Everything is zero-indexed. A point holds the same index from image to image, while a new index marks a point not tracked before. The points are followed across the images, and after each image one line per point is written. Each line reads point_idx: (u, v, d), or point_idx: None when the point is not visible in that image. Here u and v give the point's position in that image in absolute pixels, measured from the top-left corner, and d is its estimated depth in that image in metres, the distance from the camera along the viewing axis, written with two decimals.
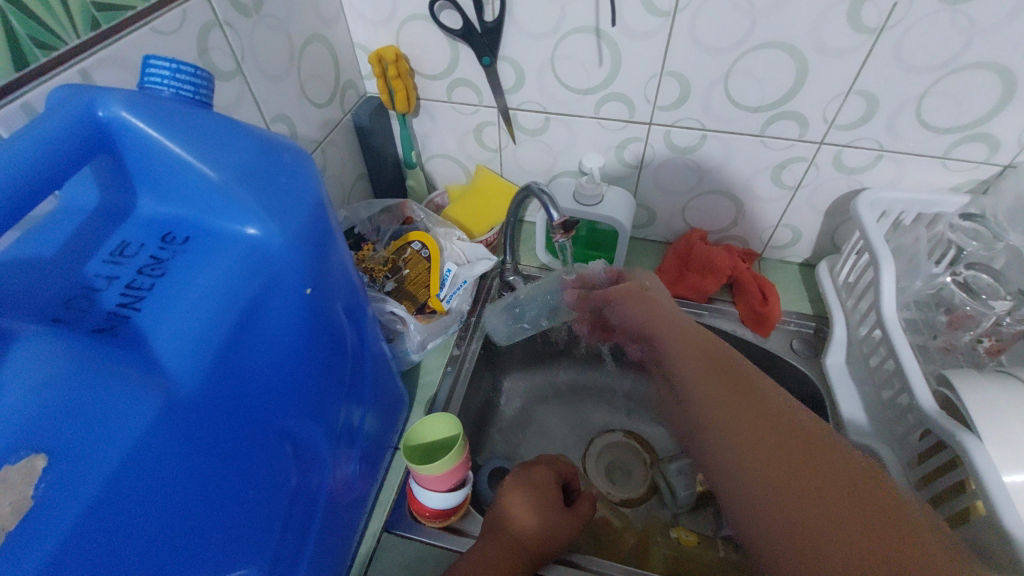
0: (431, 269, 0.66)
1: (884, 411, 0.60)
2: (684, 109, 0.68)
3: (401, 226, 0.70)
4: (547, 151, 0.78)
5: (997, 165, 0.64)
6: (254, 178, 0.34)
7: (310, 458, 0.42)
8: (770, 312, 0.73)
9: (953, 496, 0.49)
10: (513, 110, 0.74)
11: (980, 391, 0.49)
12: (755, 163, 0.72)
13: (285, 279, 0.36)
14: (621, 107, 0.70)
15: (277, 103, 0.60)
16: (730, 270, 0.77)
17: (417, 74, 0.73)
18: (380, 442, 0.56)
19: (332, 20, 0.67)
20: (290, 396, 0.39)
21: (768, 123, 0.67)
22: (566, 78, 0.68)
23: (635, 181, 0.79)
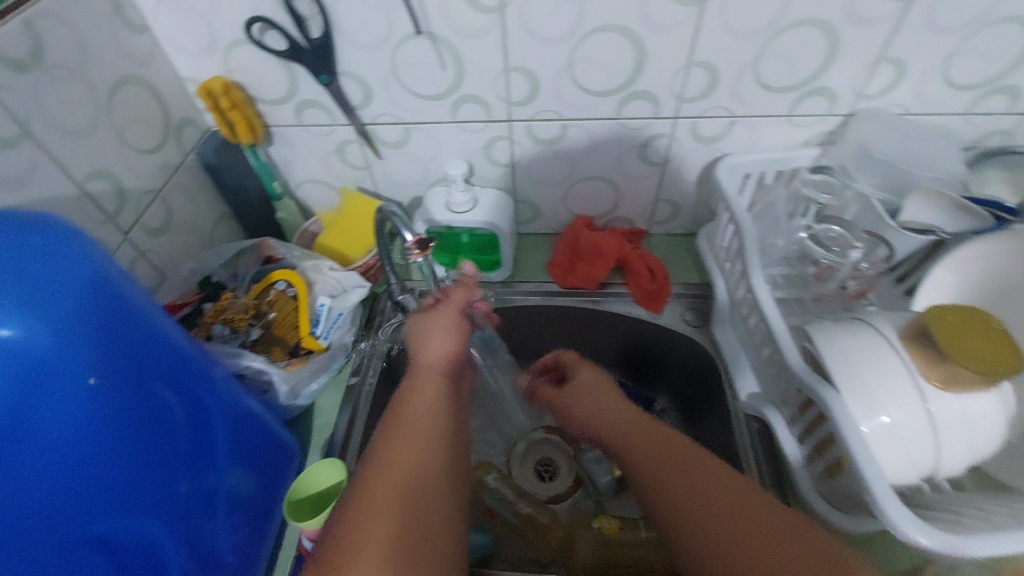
0: (298, 306, 0.71)
1: (767, 370, 0.63)
2: (540, 101, 0.68)
3: (263, 266, 0.76)
4: (416, 162, 0.77)
5: (839, 115, 0.68)
6: (7, 286, 0.37)
7: (137, 536, 0.47)
8: (661, 287, 0.77)
9: (825, 446, 0.52)
10: (369, 125, 0.73)
11: (837, 344, 0.53)
12: (619, 144, 0.73)
13: (61, 376, 0.40)
14: (476, 107, 0.69)
15: (90, 159, 0.58)
16: (617, 253, 0.79)
17: (254, 100, 0.72)
18: (253, 502, 0.61)
19: (145, 58, 0.65)
20: (102, 477, 0.44)
21: (623, 105, 0.67)
22: (412, 84, 0.67)
23: (512, 179, 0.79)
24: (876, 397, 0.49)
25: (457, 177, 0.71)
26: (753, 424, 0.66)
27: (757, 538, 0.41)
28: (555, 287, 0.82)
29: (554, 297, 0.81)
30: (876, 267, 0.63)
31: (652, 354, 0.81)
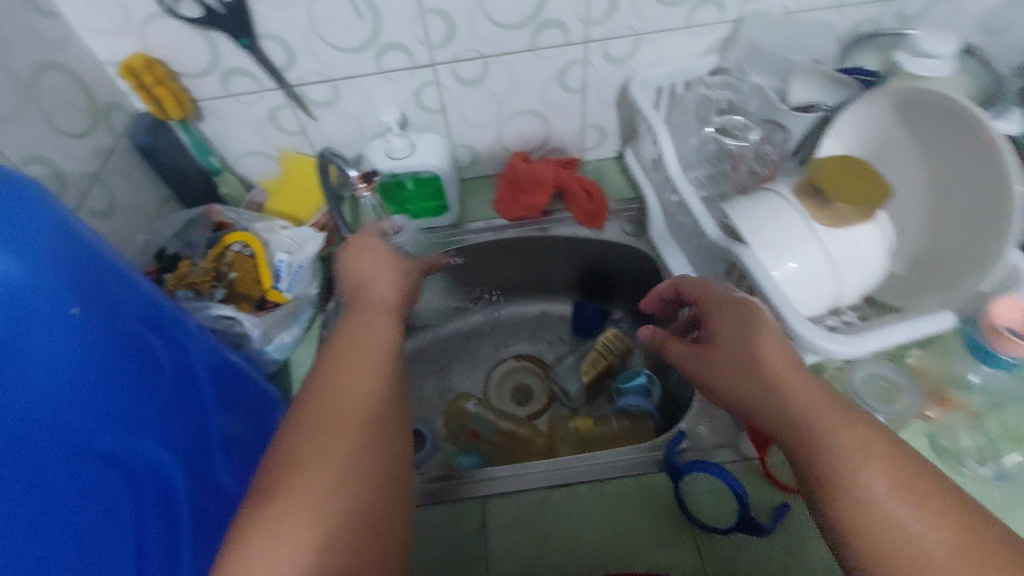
0: (258, 264, 0.61)
1: (700, 255, 0.67)
2: (617, 19, 0.68)
3: (215, 233, 0.64)
4: (491, 99, 0.76)
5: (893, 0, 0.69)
6: None
7: (142, 458, 0.40)
8: (599, 205, 0.78)
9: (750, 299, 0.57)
10: (449, 65, 0.71)
11: (749, 215, 0.55)
12: (687, 54, 0.74)
13: (43, 314, 0.34)
14: (556, 33, 0.69)
15: (25, 142, 0.53)
16: (553, 180, 0.80)
17: (180, 76, 0.67)
18: (246, 450, 0.54)
19: (61, 42, 0.59)
20: (103, 419, 0.37)
21: (693, 12, 0.68)
22: (496, 14, 0.66)
23: (581, 106, 0.79)
24: (784, 249, 0.52)
25: (391, 122, 0.69)
26: None
27: None
28: (502, 221, 0.82)
29: (505, 231, 0.82)
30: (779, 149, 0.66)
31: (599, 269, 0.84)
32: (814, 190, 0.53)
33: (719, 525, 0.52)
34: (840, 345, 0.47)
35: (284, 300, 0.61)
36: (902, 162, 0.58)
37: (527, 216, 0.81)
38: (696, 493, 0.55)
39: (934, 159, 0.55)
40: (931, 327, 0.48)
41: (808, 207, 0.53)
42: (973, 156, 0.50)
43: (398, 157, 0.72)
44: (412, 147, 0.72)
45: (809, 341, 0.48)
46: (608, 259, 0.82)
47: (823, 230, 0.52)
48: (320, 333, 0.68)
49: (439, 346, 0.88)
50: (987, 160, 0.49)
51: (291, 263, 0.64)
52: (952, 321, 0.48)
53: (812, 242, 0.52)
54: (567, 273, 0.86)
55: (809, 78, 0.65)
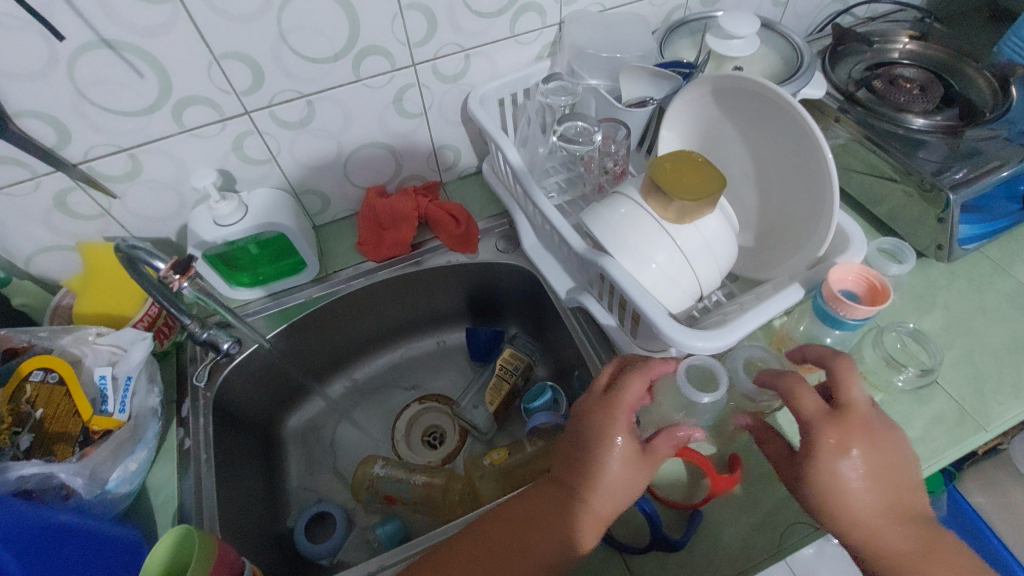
0: (71, 390, 0.51)
1: (572, 263, 0.66)
2: (438, 38, 0.65)
3: (4, 363, 0.52)
4: (325, 138, 0.69)
5: None
6: None
7: None
8: (467, 229, 0.75)
9: (627, 307, 0.58)
10: (266, 110, 0.63)
11: (604, 222, 0.55)
12: (519, 62, 0.72)
13: None
14: (379, 60, 0.64)
15: None
16: (415, 211, 0.75)
17: None
18: None
19: None
20: None
21: (514, 21, 0.67)
22: (305, 49, 0.60)
23: (426, 130, 0.75)
24: (642, 250, 0.53)
25: (209, 187, 0.61)
26: (578, 315, 0.70)
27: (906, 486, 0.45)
28: (371, 264, 0.76)
29: (375, 274, 0.76)
30: (622, 147, 0.66)
31: (483, 291, 0.82)
32: (655, 189, 0.52)
33: (637, 544, 0.52)
34: (712, 342, 0.48)
35: (116, 424, 0.52)
36: (730, 145, 0.61)
37: (395, 254, 0.76)
38: (613, 512, 0.54)
39: (754, 139, 0.58)
40: (785, 301, 0.49)
41: (657, 207, 0.53)
42: (785, 131, 0.53)
43: (229, 223, 0.63)
44: (243, 208, 0.64)
45: (679, 340, 0.48)
46: (491, 281, 0.80)
47: (674, 228, 0.53)
48: (179, 444, 0.60)
49: (334, 412, 0.80)
50: (796, 133, 0.52)
51: (116, 377, 0.53)
52: (799, 293, 0.50)
53: (666, 240, 0.53)
54: (453, 301, 0.83)
55: (635, 74, 0.65)
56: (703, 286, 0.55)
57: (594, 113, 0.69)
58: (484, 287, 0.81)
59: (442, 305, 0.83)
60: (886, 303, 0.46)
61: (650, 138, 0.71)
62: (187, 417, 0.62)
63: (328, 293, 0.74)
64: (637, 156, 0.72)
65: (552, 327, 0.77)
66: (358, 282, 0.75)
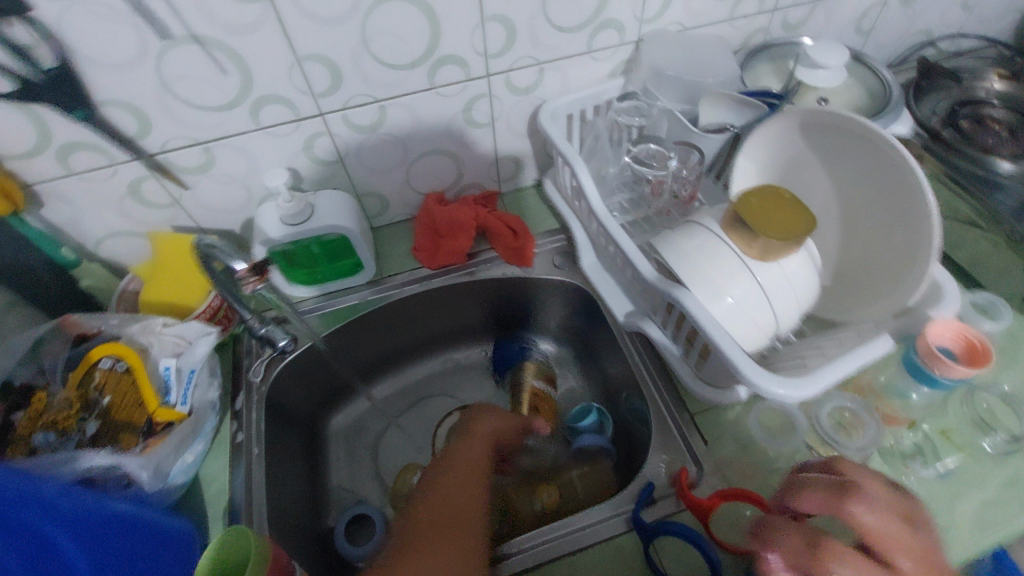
0: (139, 380, 0.52)
1: (635, 287, 0.65)
2: (515, 50, 0.64)
3: (76, 347, 0.53)
4: (393, 142, 0.69)
5: (777, 12, 0.70)
6: None
7: None
8: (524, 242, 0.74)
9: (694, 339, 0.56)
10: (340, 111, 0.63)
11: (677, 249, 0.54)
12: (592, 78, 0.71)
13: None
14: (455, 69, 0.64)
15: None
16: (474, 221, 0.75)
17: (4, 160, 0.55)
18: None
19: None
20: None
21: (592, 37, 0.66)
22: (385, 55, 0.60)
23: (491, 140, 0.74)
24: (718, 282, 0.51)
25: (282, 186, 0.61)
26: (635, 339, 0.68)
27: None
28: (425, 270, 0.76)
29: (429, 281, 0.76)
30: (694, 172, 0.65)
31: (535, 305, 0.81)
32: (738, 222, 0.51)
33: None
34: (790, 389, 0.46)
35: (178, 417, 0.52)
36: (812, 179, 0.59)
37: (451, 262, 0.76)
38: (668, 549, 0.52)
39: (845, 176, 0.55)
40: (873, 352, 0.48)
41: (739, 241, 0.52)
42: (881, 170, 0.51)
43: (297, 222, 0.64)
44: (310, 209, 0.65)
45: (759, 386, 0.46)
46: (540, 296, 0.79)
47: (755, 263, 0.51)
48: (232, 438, 0.60)
49: (374, 413, 0.80)
50: (896, 173, 0.50)
51: (180, 369, 0.54)
52: (889, 344, 0.49)
53: (746, 275, 0.51)
54: (502, 312, 0.82)
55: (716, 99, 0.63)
56: (779, 325, 0.52)
57: (668, 135, 0.67)
58: (536, 301, 0.80)
59: (491, 315, 0.82)
60: (985, 367, 0.48)
61: (722, 164, 0.69)
62: (241, 411, 0.63)
63: (382, 297, 0.74)
64: (707, 182, 0.70)
65: (603, 349, 0.76)
66: (412, 287, 0.75)
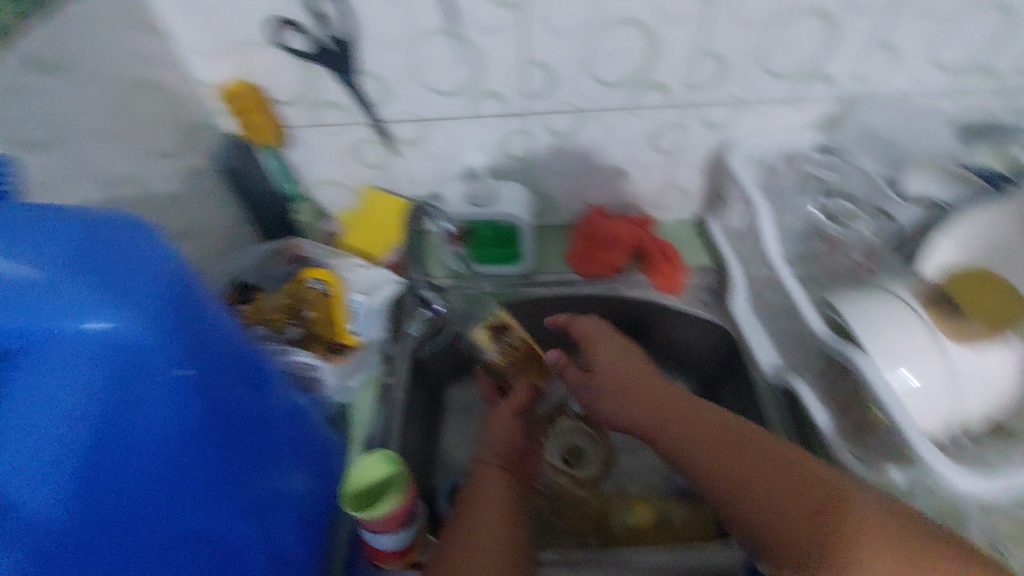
0: (336, 305, 0.60)
1: (793, 339, 0.64)
2: (721, 86, 0.67)
3: (293, 266, 0.63)
4: (579, 152, 0.74)
5: (1009, 93, 0.67)
6: (84, 265, 0.31)
7: (217, 523, 0.39)
8: (674, 273, 0.76)
9: (856, 408, 0.54)
10: (545, 116, 0.69)
11: (862, 311, 0.53)
12: (787, 126, 0.71)
13: (148, 371, 0.33)
14: (658, 95, 0.67)
15: (123, 165, 0.53)
16: (633, 240, 0.77)
17: (276, 104, 0.67)
18: (306, 513, 0.51)
19: (165, 61, 0.59)
20: (182, 483, 0.36)
21: (800, 86, 0.67)
22: (601, 72, 0.65)
23: (668, 168, 0.77)
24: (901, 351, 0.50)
25: None
26: (779, 395, 0.65)
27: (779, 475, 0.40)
28: (575, 276, 0.79)
29: (576, 286, 0.79)
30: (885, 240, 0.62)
31: (673, 339, 0.78)
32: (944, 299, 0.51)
33: None
34: (968, 482, 0.44)
35: (357, 343, 0.61)
36: None
37: (601, 274, 0.78)
38: None
39: None
40: None
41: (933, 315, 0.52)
42: None
43: (482, 205, 0.71)
44: (496, 196, 0.72)
45: (948, 479, 0.44)
46: (681, 330, 0.77)
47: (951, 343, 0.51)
48: (380, 378, 0.67)
49: None
50: None
51: (367, 306, 0.61)
52: None
53: (935, 353, 0.50)
54: (639, 338, 0.80)
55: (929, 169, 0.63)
56: (966, 414, 0.50)
57: (862, 197, 0.66)
58: (674, 334, 0.78)
59: (628, 337, 0.80)
60: None
61: None
62: (392, 357, 0.69)
63: (530, 290, 0.78)
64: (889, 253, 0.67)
65: (732, 397, 0.73)
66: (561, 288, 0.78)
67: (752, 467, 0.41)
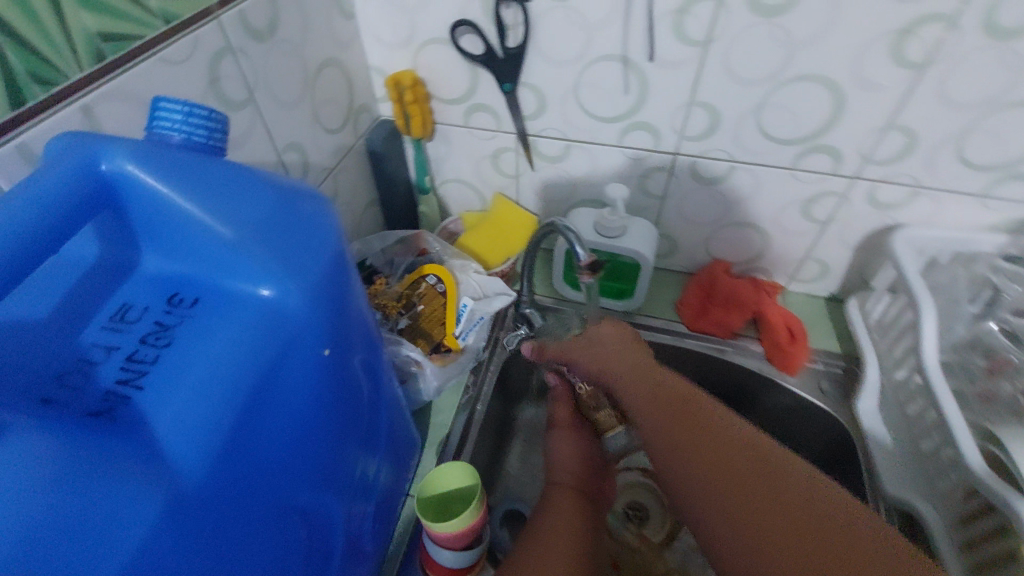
0: (446, 305, 0.60)
1: (932, 463, 0.56)
2: (901, 165, 0.60)
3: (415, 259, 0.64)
4: (719, 202, 0.70)
5: None
6: (270, 233, 0.32)
7: (319, 508, 0.38)
8: (796, 351, 0.69)
9: (1008, 568, 0.45)
10: (694, 158, 0.66)
11: None
12: (967, 223, 0.63)
13: (300, 341, 0.33)
14: (824, 160, 0.62)
15: (291, 130, 0.56)
16: (755, 305, 0.72)
17: (433, 98, 0.68)
18: (386, 507, 0.50)
19: (348, 43, 0.63)
20: (300, 461, 0.36)
21: (996, 183, 0.59)
22: (768, 126, 0.61)
23: (813, 238, 0.70)
24: None
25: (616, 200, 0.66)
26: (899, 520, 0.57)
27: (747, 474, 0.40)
28: (682, 328, 0.75)
29: (680, 338, 0.74)
30: None
31: (773, 418, 0.72)
32: None
33: None
34: None
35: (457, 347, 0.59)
36: None
37: (712, 331, 0.73)
38: None
39: None
40: None
41: None
42: None
43: (607, 235, 0.68)
44: (624, 229, 0.69)
45: None
46: (782, 414, 0.71)
47: None
48: (467, 384, 0.67)
49: None
50: None
51: (473, 311, 0.60)
52: None
53: None
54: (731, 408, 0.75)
55: None
56: None
57: None
58: (777, 415, 0.72)
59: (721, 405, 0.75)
60: None
61: None
62: (482, 365, 0.69)
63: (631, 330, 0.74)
64: None
65: None
66: (664, 336, 0.74)
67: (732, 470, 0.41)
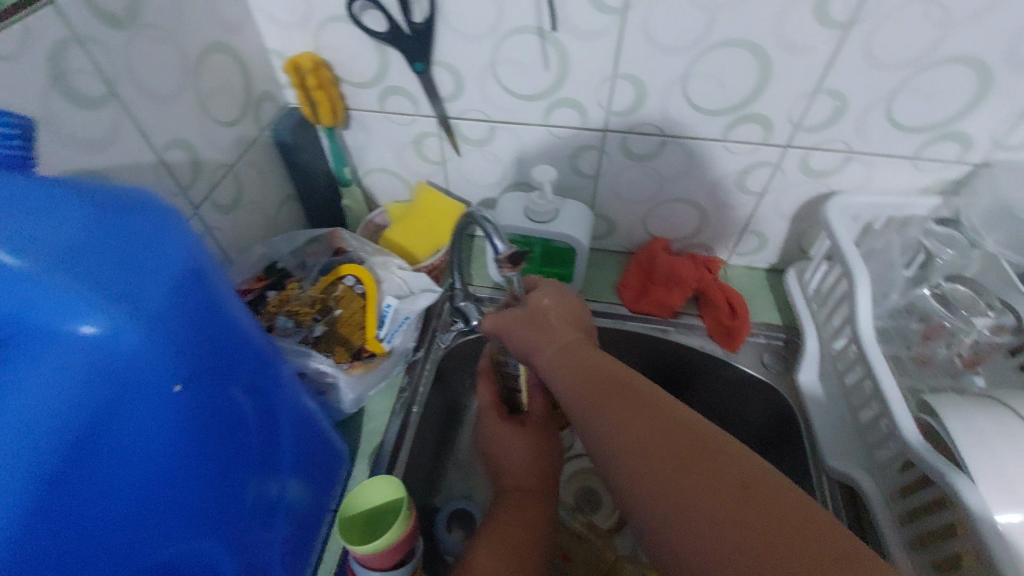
0: (367, 307, 0.56)
1: (867, 433, 0.55)
2: (833, 130, 0.58)
3: (331, 259, 0.60)
4: (654, 178, 0.67)
5: None
6: (85, 258, 0.28)
7: (197, 556, 0.35)
8: (740, 326, 0.67)
9: (942, 537, 0.45)
10: (624, 134, 0.63)
11: (967, 423, 0.45)
12: (898, 187, 0.62)
13: (143, 376, 0.30)
14: (756, 130, 0.60)
15: (172, 127, 0.50)
16: (695, 283, 0.70)
17: (342, 82, 0.63)
18: (306, 530, 0.47)
19: (236, 25, 0.56)
20: (166, 510, 0.32)
21: (926, 145, 0.57)
22: (697, 97, 0.58)
23: (751, 210, 0.69)
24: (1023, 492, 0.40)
25: (544, 182, 0.62)
26: (840, 491, 0.57)
27: (687, 465, 0.34)
28: (624, 310, 0.73)
29: (623, 320, 0.72)
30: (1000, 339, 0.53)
31: (716, 394, 0.72)
32: None
33: None
34: None
35: (381, 351, 0.55)
36: None
37: (653, 312, 0.71)
38: None
39: None
40: None
41: None
42: None
43: (538, 220, 0.65)
44: (555, 213, 0.65)
45: None
46: (724, 389, 0.71)
47: None
48: (400, 387, 0.63)
49: None
50: None
51: (397, 310, 0.57)
52: None
53: None
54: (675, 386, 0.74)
55: None
56: None
57: (980, 284, 0.56)
58: (720, 391, 0.72)
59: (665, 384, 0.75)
60: None
61: None
62: (416, 364, 0.66)
63: None
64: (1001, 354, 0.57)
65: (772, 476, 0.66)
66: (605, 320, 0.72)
67: (671, 463, 0.35)
